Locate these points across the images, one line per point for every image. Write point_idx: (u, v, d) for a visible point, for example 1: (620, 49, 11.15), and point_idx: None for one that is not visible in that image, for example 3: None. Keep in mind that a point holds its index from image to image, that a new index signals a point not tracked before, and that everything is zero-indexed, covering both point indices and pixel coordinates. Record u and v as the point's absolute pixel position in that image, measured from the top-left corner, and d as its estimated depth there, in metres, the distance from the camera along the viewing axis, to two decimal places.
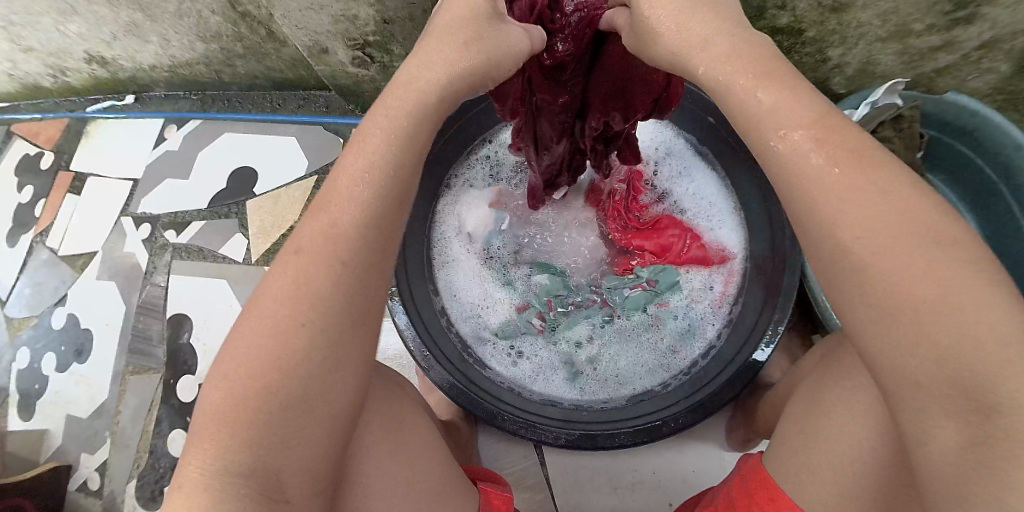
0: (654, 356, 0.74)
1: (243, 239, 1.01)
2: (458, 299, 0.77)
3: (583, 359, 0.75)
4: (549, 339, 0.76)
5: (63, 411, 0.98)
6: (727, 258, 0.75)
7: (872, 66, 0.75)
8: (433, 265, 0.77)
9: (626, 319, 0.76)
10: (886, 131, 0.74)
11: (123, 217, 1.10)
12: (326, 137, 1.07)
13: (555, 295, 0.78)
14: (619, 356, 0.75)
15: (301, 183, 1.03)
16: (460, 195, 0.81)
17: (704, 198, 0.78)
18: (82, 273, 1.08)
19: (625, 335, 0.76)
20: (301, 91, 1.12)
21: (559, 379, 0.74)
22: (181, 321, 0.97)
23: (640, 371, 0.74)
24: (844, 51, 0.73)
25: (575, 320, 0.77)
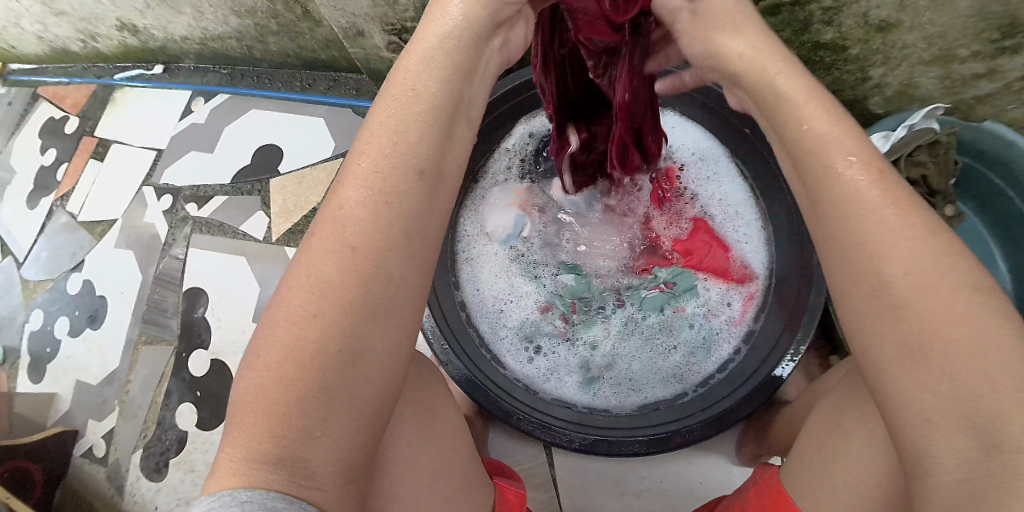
0: (669, 364, 0.73)
1: (264, 217, 1.00)
2: (477, 294, 0.77)
3: (599, 364, 0.74)
4: (567, 340, 0.76)
5: (72, 377, 0.98)
6: (752, 275, 0.74)
7: (912, 88, 0.75)
8: (455, 262, 0.78)
9: (644, 325, 0.76)
10: (921, 155, 0.73)
11: (144, 186, 1.10)
12: (355, 120, 1.06)
13: (575, 295, 0.77)
14: (636, 363, 0.74)
15: (326, 164, 1.02)
16: (486, 192, 0.82)
17: (731, 207, 0.77)
18: (101, 240, 1.08)
19: (643, 343, 0.75)
20: (331, 73, 1.10)
21: (573, 383, 0.73)
22: (197, 294, 0.97)
23: (654, 378, 0.73)
24: (886, 71, 0.73)
25: (593, 322, 0.76)
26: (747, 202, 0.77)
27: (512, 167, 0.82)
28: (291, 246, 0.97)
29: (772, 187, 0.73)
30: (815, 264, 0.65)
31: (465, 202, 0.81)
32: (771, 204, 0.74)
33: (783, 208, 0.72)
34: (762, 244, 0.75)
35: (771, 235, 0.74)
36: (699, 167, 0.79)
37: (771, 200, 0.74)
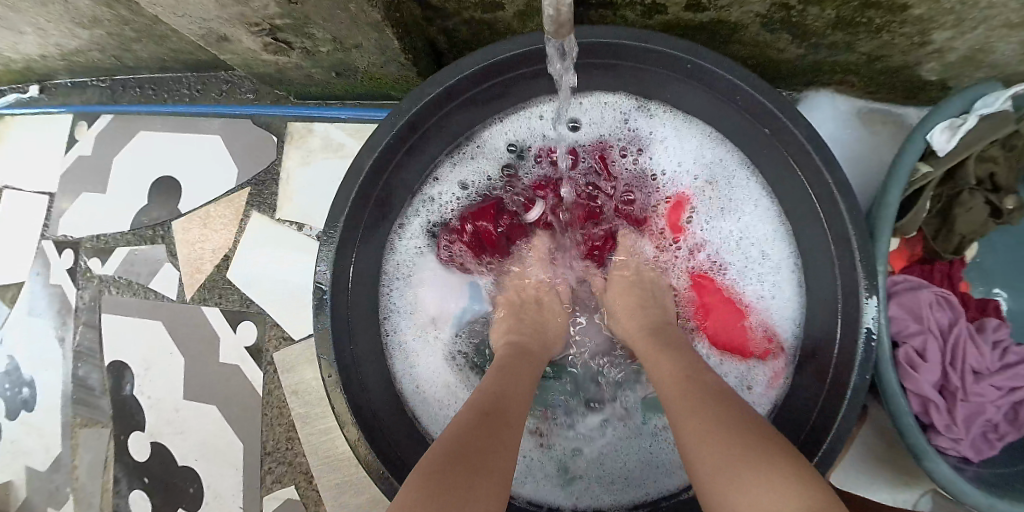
0: (672, 455, 0.60)
1: (175, 271, 0.85)
2: (428, 382, 0.67)
3: (585, 467, 0.62)
4: (543, 441, 0.63)
5: (21, 462, 0.96)
6: (776, 345, 0.63)
7: (983, 53, 0.56)
8: (390, 349, 0.65)
9: (639, 419, 0.63)
10: (992, 148, 0.59)
11: (44, 240, 0.97)
12: (257, 134, 0.83)
13: (547, 383, 0.65)
14: (632, 465, 0.61)
15: (231, 198, 0.83)
16: (414, 262, 0.69)
17: (749, 252, 0.65)
18: (13, 307, 0.98)
19: (638, 438, 0.62)
20: (223, 73, 0.86)
21: (553, 489, 0.61)
22: (121, 369, 0.88)
23: (655, 475, 0.60)
24: (954, 35, 0.53)
25: (574, 417, 0.64)
26: (766, 239, 0.64)
27: (456, 206, 0.69)
28: (207, 305, 0.83)
29: (802, 205, 0.58)
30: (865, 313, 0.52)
31: (391, 266, 0.67)
32: (800, 227, 0.60)
33: (816, 235, 0.57)
34: (790, 300, 0.62)
35: (802, 285, 0.62)
36: (710, 197, 0.66)
37: (802, 231, 0.60)
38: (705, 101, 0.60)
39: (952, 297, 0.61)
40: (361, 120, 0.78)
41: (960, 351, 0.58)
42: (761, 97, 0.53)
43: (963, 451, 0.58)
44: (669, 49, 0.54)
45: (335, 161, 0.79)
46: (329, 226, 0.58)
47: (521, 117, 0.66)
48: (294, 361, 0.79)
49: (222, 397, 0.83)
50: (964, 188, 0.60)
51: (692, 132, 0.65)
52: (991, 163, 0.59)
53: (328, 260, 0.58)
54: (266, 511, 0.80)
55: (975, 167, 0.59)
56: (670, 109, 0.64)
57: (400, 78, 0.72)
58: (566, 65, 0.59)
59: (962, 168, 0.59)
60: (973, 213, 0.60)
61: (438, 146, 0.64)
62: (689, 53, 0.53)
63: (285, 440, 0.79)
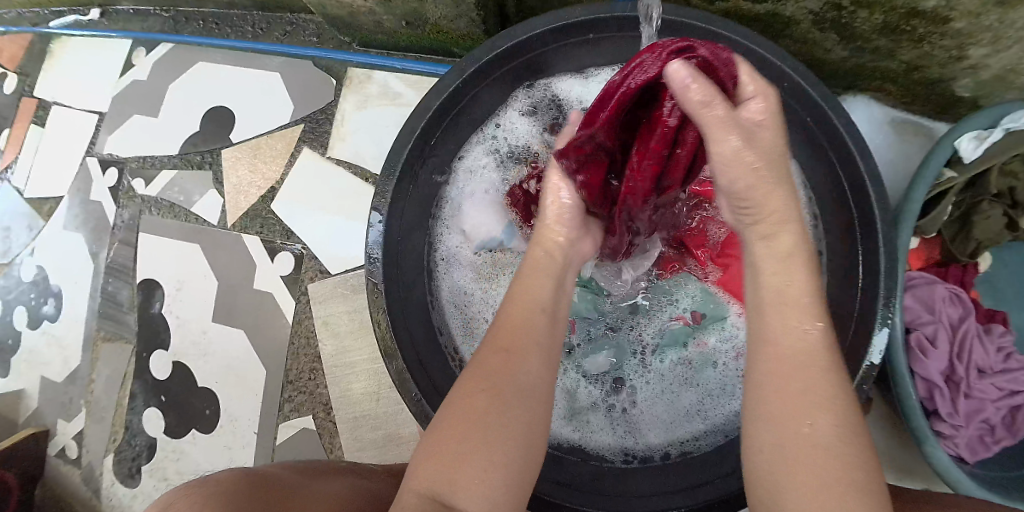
0: (689, 398, 0.64)
1: (218, 197, 0.88)
2: (467, 312, 0.70)
3: (597, 399, 0.65)
4: (566, 365, 0.66)
5: (37, 372, 0.98)
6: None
7: (1014, 74, 0.61)
8: (430, 269, 0.69)
9: (659, 362, 0.65)
10: (1013, 163, 0.63)
11: (88, 158, 0.99)
12: (315, 75, 0.86)
13: (577, 308, 0.67)
14: (644, 405, 0.64)
15: (284, 132, 0.87)
16: (454, 188, 0.71)
17: None
18: (49, 220, 1.00)
19: (658, 381, 0.65)
20: (287, 14, 0.89)
21: (563, 425, 0.63)
22: (153, 288, 0.91)
23: (670, 415, 0.63)
24: (990, 52, 0.58)
25: (597, 348, 0.67)
26: None
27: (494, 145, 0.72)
28: (248, 234, 0.86)
29: (831, 192, 0.62)
30: (882, 300, 0.55)
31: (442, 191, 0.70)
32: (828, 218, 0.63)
33: (842, 224, 0.61)
34: None
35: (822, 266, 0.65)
36: None
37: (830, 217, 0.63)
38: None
39: (965, 296, 0.65)
40: (421, 73, 0.82)
41: (968, 346, 0.62)
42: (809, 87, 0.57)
43: (959, 444, 0.62)
44: (729, 34, 0.57)
45: (390, 109, 0.83)
46: (391, 159, 0.60)
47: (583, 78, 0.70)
48: (327, 293, 0.82)
49: (251, 324, 0.85)
50: (984, 198, 0.65)
51: None
52: (1012, 177, 0.64)
53: (388, 191, 0.60)
54: (280, 438, 0.82)
55: (996, 180, 0.64)
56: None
57: (465, 34, 0.75)
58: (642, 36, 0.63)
59: (985, 178, 0.64)
60: (989, 223, 0.65)
61: (499, 96, 0.67)
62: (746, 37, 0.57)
63: (308, 370, 0.82)
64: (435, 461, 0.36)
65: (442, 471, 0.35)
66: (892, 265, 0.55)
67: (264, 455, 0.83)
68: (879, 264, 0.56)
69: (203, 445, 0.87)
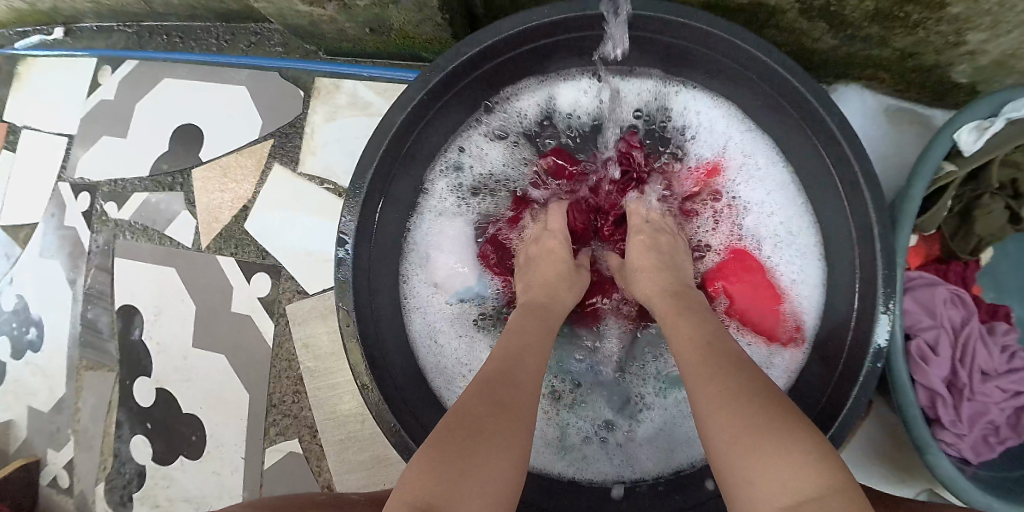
0: (690, 429, 0.60)
1: (191, 219, 0.85)
2: (448, 357, 0.66)
3: (591, 436, 0.62)
4: (552, 406, 0.63)
5: (24, 402, 0.96)
6: (799, 335, 0.62)
7: (1015, 58, 0.57)
8: (409, 303, 0.66)
9: (653, 397, 0.62)
10: (1016, 154, 0.59)
11: (60, 182, 0.97)
12: (283, 87, 0.83)
13: (559, 356, 0.64)
14: (644, 439, 0.61)
15: (254, 148, 0.84)
16: (432, 222, 0.68)
17: (779, 234, 0.64)
18: (25, 247, 0.98)
19: (654, 419, 0.61)
20: (252, 24, 0.85)
21: (556, 460, 0.60)
22: (131, 313, 0.89)
23: (669, 450, 0.59)
24: (989, 37, 0.54)
25: (588, 391, 0.63)
26: (790, 225, 0.63)
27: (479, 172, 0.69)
28: (223, 255, 0.83)
29: (825, 191, 0.58)
30: (880, 304, 0.52)
31: (420, 224, 0.68)
32: (822, 218, 0.60)
33: (836, 224, 0.58)
34: (817, 291, 0.61)
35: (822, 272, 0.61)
36: (742, 164, 0.65)
37: (825, 217, 0.60)
38: (736, 84, 0.61)
39: (966, 296, 0.62)
40: (390, 81, 0.79)
41: (971, 348, 0.59)
42: (795, 83, 0.53)
43: (963, 450, 0.59)
44: (707, 27, 0.53)
45: (361, 120, 0.80)
46: (357, 179, 0.57)
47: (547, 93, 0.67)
48: (305, 314, 0.79)
49: (231, 347, 0.83)
50: (985, 191, 0.61)
51: (706, 97, 0.65)
52: (1014, 168, 0.60)
53: (353, 212, 0.57)
54: (266, 463, 0.81)
55: (999, 172, 0.60)
56: (696, 92, 0.65)
57: (432, 38, 0.72)
58: (611, 36, 0.59)
59: (987, 170, 0.60)
60: (991, 218, 0.62)
61: (461, 117, 0.65)
62: (727, 29, 0.53)
63: (292, 393, 0.80)
64: (421, 479, 0.32)
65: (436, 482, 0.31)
66: (892, 268, 0.51)
67: (252, 480, 0.81)
68: (876, 268, 0.52)
69: (191, 471, 0.85)
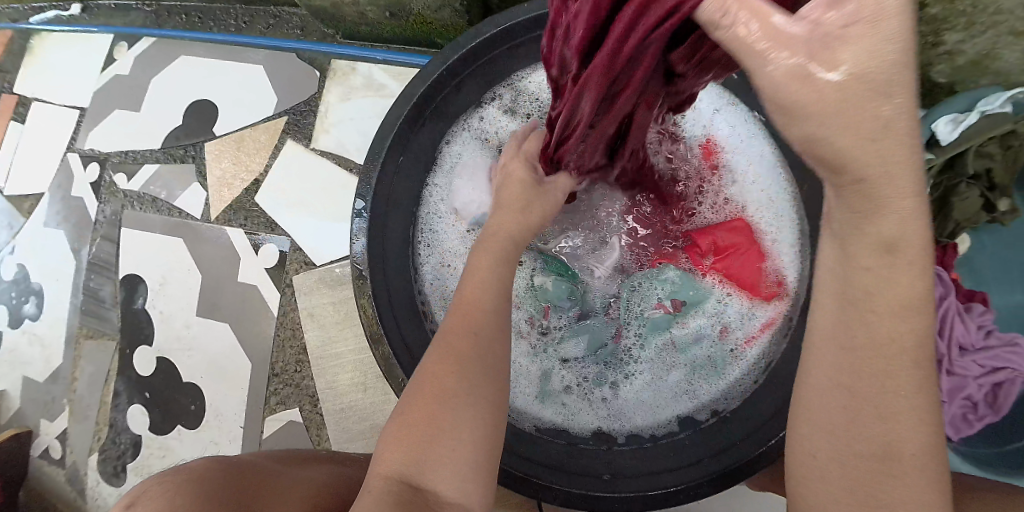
0: (675, 381, 0.62)
1: (201, 191, 0.87)
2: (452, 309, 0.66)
3: (575, 383, 0.63)
4: (539, 349, 0.65)
5: (19, 371, 0.96)
6: (783, 290, 0.63)
7: (988, 59, 0.62)
8: (415, 252, 0.66)
9: (638, 346, 0.64)
10: (989, 146, 0.64)
11: (69, 154, 0.98)
12: (299, 67, 0.86)
13: (551, 293, 0.65)
14: (628, 390, 0.63)
15: (268, 124, 0.86)
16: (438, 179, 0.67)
17: (761, 195, 0.65)
18: (30, 217, 0.99)
19: (640, 370, 0.63)
20: (271, 6, 0.88)
21: (543, 409, 0.63)
22: (136, 284, 0.90)
23: (654, 401, 0.62)
24: (966, 37, 0.59)
25: (573, 333, 0.65)
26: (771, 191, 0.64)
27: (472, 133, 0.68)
28: (232, 227, 0.85)
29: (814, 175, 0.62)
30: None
31: (431, 181, 0.67)
32: None
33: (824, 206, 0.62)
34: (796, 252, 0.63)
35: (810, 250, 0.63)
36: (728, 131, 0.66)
37: None
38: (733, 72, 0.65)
39: (944, 275, 0.65)
40: (404, 65, 0.82)
41: (948, 323, 0.62)
42: None
43: (943, 421, 0.63)
44: None
45: (374, 100, 0.83)
46: (376, 146, 0.59)
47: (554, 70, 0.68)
48: (311, 285, 0.81)
49: (235, 317, 0.84)
50: (961, 180, 0.65)
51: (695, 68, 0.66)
52: (987, 159, 0.64)
53: (372, 179, 0.59)
54: (266, 432, 0.82)
55: (973, 162, 0.64)
56: None
57: (448, 24, 0.75)
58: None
59: (961, 161, 0.64)
60: (966, 203, 0.65)
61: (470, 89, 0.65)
62: None
63: (294, 363, 0.81)
64: (396, 451, 0.39)
65: (405, 457, 0.38)
66: None
67: (251, 449, 0.82)
68: None
69: (188, 441, 0.86)
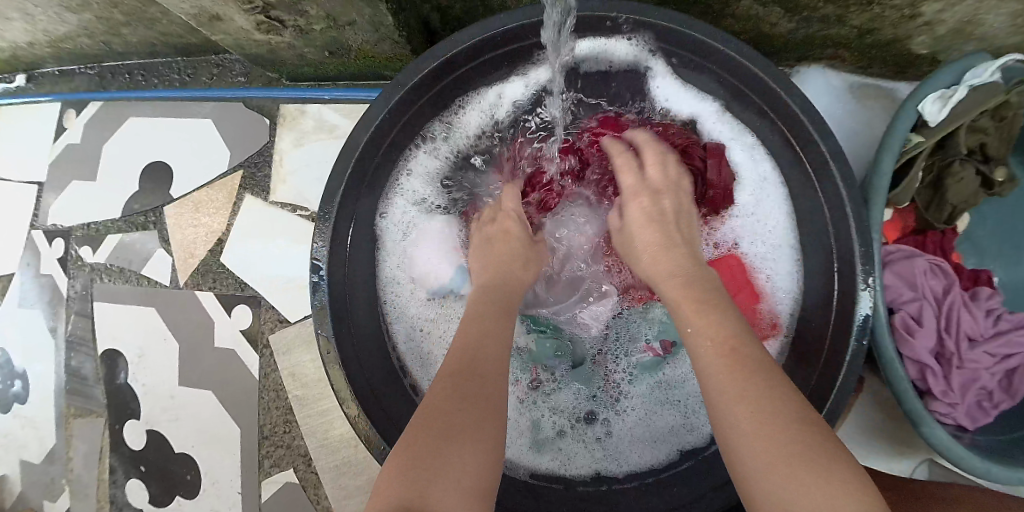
0: (670, 417, 0.60)
1: (167, 256, 0.85)
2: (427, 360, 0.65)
3: (568, 428, 0.61)
4: (529, 399, 0.63)
5: (15, 457, 0.95)
6: (776, 332, 0.61)
7: (971, 26, 0.57)
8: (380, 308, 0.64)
9: (629, 387, 0.62)
10: (981, 119, 0.60)
11: (33, 230, 0.95)
12: (248, 116, 0.82)
13: (538, 352, 0.64)
14: (622, 431, 0.61)
15: (225, 179, 0.83)
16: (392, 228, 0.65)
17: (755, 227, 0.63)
18: (4, 299, 0.96)
19: (633, 408, 0.61)
20: (213, 56, 0.85)
21: (539, 457, 0.60)
22: (116, 358, 0.88)
23: (651, 439, 0.59)
24: (943, 7, 0.54)
25: (562, 381, 0.63)
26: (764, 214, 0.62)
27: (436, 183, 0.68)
28: (202, 290, 0.82)
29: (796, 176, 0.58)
30: (860, 281, 0.52)
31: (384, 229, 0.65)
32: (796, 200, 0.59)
33: (807, 206, 0.58)
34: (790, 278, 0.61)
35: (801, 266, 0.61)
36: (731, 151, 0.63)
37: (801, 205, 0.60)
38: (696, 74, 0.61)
39: (945, 265, 0.62)
40: (354, 101, 0.78)
41: (954, 317, 0.59)
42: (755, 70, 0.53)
43: (958, 418, 0.59)
44: (662, 22, 0.53)
45: (328, 142, 0.79)
46: (325, 204, 0.56)
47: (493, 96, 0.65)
48: (290, 341, 0.78)
49: (218, 382, 0.82)
50: (954, 159, 0.61)
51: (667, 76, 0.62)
52: (980, 133, 0.60)
53: (325, 237, 0.57)
54: (264, 495, 0.80)
55: (965, 138, 0.60)
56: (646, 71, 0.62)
57: (392, 56, 0.71)
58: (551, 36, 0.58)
59: (953, 139, 0.60)
60: (963, 184, 0.62)
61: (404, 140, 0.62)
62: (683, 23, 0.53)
63: (283, 424, 0.79)
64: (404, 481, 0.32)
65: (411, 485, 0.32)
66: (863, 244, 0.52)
67: None
68: (852, 246, 0.52)
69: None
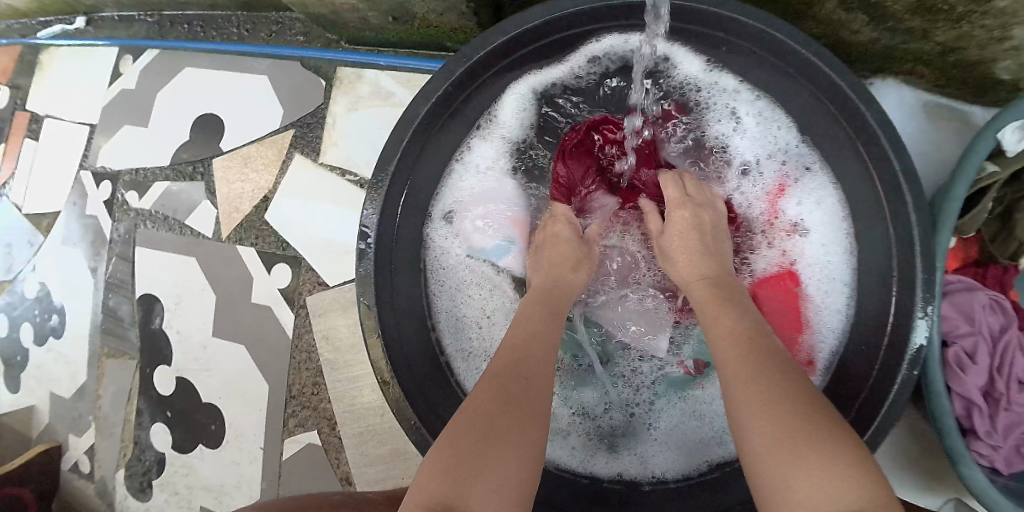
0: (699, 433, 0.60)
1: (211, 209, 0.85)
2: None
3: (590, 427, 0.62)
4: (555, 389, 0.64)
5: (46, 389, 0.97)
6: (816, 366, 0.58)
7: None
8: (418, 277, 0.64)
9: (658, 399, 0.62)
10: None
11: (82, 171, 0.97)
12: (304, 77, 0.82)
13: (568, 342, 0.65)
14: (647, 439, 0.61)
15: (276, 138, 0.83)
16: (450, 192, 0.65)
17: (820, 252, 0.60)
18: (49, 235, 0.98)
19: (662, 418, 0.61)
20: (273, 13, 0.85)
21: (560, 448, 0.61)
22: (152, 303, 0.89)
23: (676, 450, 0.60)
24: None
25: (589, 380, 0.64)
26: (827, 241, 0.59)
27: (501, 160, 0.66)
28: (243, 246, 0.83)
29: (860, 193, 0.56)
30: (916, 308, 0.50)
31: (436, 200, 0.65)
32: (859, 216, 0.58)
33: (872, 222, 0.56)
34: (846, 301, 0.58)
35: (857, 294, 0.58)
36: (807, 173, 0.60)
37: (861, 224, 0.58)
38: (770, 76, 0.58)
39: (1006, 303, 0.60)
40: (412, 71, 0.78)
41: (1009, 357, 0.57)
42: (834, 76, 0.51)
43: (996, 463, 0.57)
44: (744, 19, 0.52)
45: (384, 111, 0.79)
46: (380, 171, 0.56)
47: (578, 86, 0.64)
48: (325, 306, 0.79)
49: (251, 338, 0.83)
50: None
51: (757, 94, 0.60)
52: None
53: (376, 205, 0.57)
54: (285, 455, 0.81)
55: None
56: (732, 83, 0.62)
57: (457, 28, 0.70)
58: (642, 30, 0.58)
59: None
60: None
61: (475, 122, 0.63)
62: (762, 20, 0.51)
63: (311, 386, 0.80)
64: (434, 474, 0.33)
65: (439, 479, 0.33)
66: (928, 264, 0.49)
67: (271, 471, 0.81)
68: (913, 270, 0.50)
69: (211, 461, 0.86)
